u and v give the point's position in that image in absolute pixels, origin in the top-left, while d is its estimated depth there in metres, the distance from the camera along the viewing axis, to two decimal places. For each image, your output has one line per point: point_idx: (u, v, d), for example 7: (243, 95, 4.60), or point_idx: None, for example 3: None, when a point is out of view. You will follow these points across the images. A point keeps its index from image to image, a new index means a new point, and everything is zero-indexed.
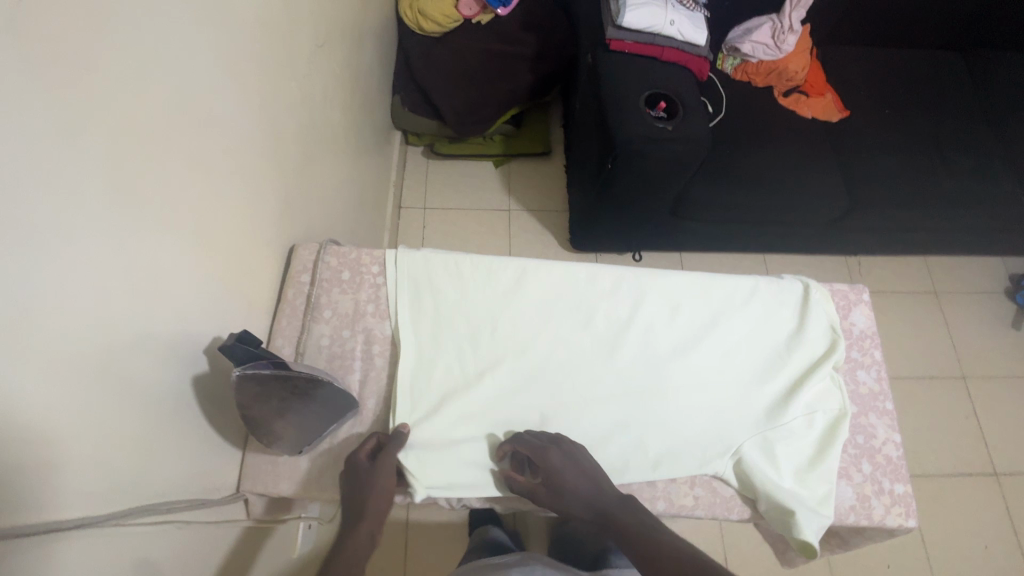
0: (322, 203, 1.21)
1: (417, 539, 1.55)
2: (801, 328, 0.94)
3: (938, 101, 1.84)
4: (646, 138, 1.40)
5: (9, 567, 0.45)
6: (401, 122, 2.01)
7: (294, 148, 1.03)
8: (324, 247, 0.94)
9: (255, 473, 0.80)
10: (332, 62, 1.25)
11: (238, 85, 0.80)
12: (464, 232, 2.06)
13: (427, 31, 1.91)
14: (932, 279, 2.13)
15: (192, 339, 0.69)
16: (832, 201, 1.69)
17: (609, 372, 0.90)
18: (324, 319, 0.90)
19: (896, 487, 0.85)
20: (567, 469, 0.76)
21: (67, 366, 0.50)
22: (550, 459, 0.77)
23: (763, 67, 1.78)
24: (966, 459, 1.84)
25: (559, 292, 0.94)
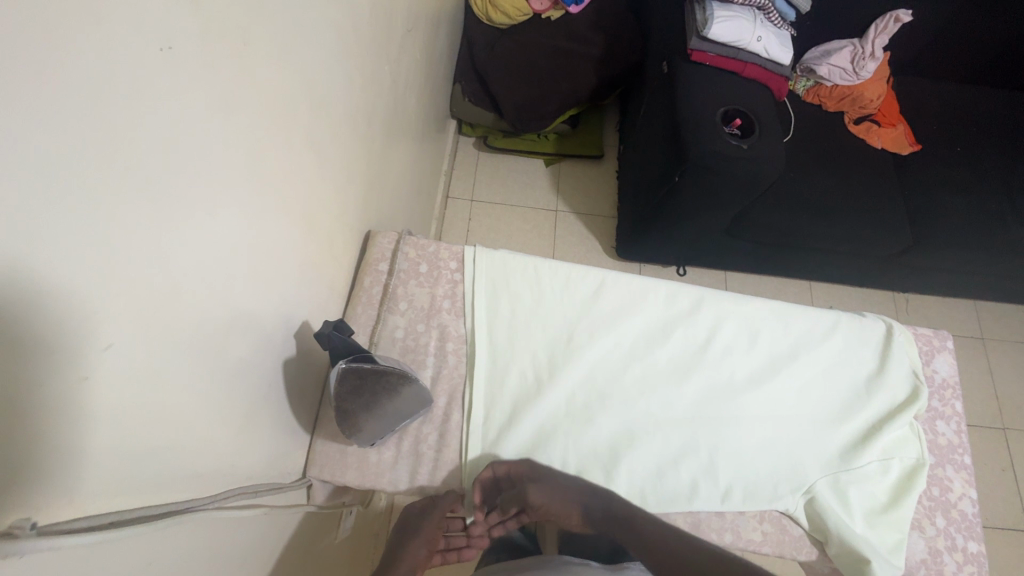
0: (392, 189, 1.19)
1: None
2: (881, 369, 0.91)
3: (1015, 143, 1.77)
4: (720, 154, 1.37)
5: (133, 552, 0.42)
6: (458, 112, 1.99)
7: (378, 133, 1.01)
8: (404, 238, 0.93)
9: (323, 460, 0.79)
10: (415, 47, 1.23)
11: (344, 66, 0.79)
12: (509, 229, 2.04)
13: (494, 22, 1.87)
14: (980, 324, 2.07)
15: (284, 322, 0.69)
16: (896, 236, 1.64)
17: (683, 394, 0.88)
18: (400, 311, 0.89)
19: (970, 544, 0.82)
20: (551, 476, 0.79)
21: (188, 344, 0.49)
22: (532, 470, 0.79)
23: (836, 92, 1.74)
24: (998, 512, 1.80)
25: (637, 306, 0.93)
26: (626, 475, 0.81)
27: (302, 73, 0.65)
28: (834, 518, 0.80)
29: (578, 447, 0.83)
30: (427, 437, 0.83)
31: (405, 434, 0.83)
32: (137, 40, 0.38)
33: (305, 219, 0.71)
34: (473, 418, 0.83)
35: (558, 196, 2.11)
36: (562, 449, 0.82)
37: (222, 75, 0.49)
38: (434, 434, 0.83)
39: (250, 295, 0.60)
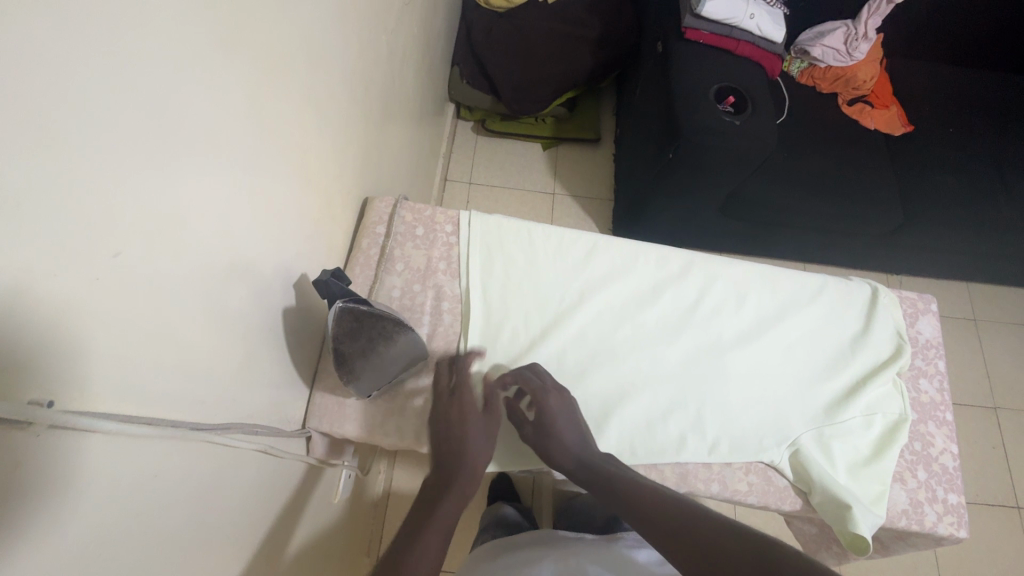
0: (390, 162, 1.22)
1: None
2: (864, 330, 0.93)
3: (1006, 123, 1.80)
4: (713, 129, 1.39)
5: (140, 457, 0.45)
6: (456, 95, 2.01)
7: (376, 102, 1.03)
8: (400, 202, 0.95)
9: (322, 411, 0.82)
10: (412, 22, 1.26)
11: (342, 26, 0.81)
12: (507, 211, 2.06)
13: (493, 6, 1.90)
14: (972, 307, 2.10)
15: (284, 271, 0.71)
16: (888, 214, 1.66)
17: (672, 352, 0.90)
18: (396, 271, 0.91)
19: (950, 496, 0.85)
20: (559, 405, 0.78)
21: (194, 271, 0.51)
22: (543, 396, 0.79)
23: (830, 74, 1.76)
24: (989, 490, 1.83)
25: (628, 269, 0.95)
26: (617, 431, 0.84)
27: (301, 25, 0.67)
28: (824, 473, 0.82)
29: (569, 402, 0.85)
30: (423, 390, 0.85)
31: (402, 388, 0.85)
32: None
33: (304, 172, 0.74)
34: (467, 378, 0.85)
35: (556, 179, 2.13)
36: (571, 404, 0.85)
37: (225, 15, 0.51)
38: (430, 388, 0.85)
39: (251, 238, 0.62)
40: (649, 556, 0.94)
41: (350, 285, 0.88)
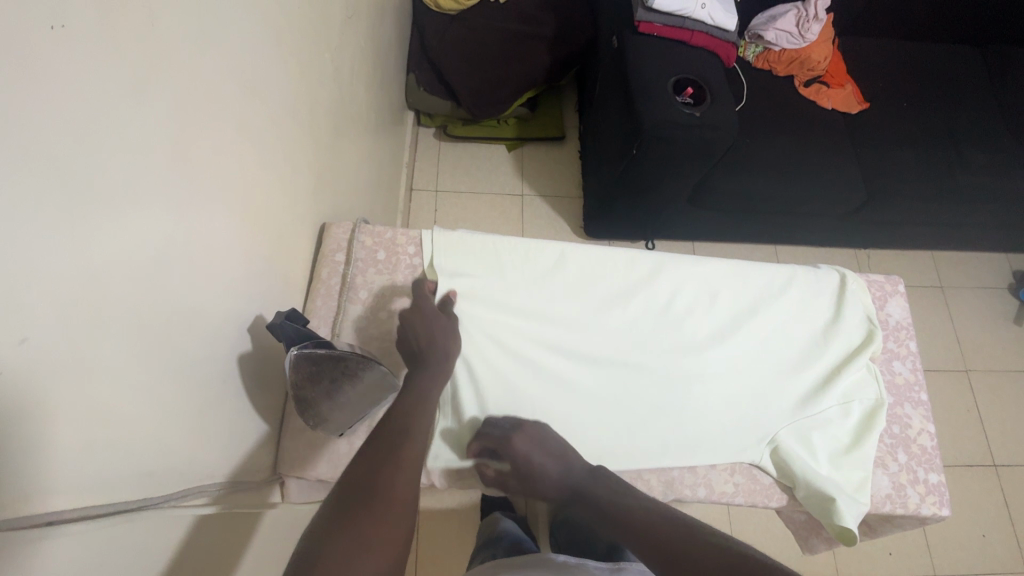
0: (348, 181, 1.17)
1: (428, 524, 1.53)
2: (835, 317, 0.94)
3: (956, 93, 1.83)
4: (674, 123, 1.38)
5: (75, 549, 0.42)
6: (415, 102, 1.97)
7: (324, 122, 0.99)
8: (359, 226, 0.92)
9: (292, 454, 0.79)
10: (357, 34, 1.21)
11: (275, 50, 0.76)
12: (476, 217, 2.04)
13: (444, 8, 1.86)
14: (939, 273, 2.15)
15: (236, 317, 0.67)
16: (852, 192, 1.69)
17: (647, 355, 0.89)
18: (360, 300, 0.88)
19: (930, 476, 0.86)
20: (533, 439, 0.75)
21: (129, 337, 0.48)
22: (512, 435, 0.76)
23: (785, 56, 1.76)
24: (965, 451, 1.90)
25: (597, 275, 0.94)
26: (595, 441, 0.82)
27: (226, 55, 0.63)
28: (809, 470, 0.82)
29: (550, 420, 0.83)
30: None
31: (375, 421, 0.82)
32: (28, 17, 0.36)
33: (249, 209, 0.70)
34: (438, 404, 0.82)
35: (523, 180, 2.11)
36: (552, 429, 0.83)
37: (137, 60, 0.47)
38: None
39: (193, 289, 0.58)
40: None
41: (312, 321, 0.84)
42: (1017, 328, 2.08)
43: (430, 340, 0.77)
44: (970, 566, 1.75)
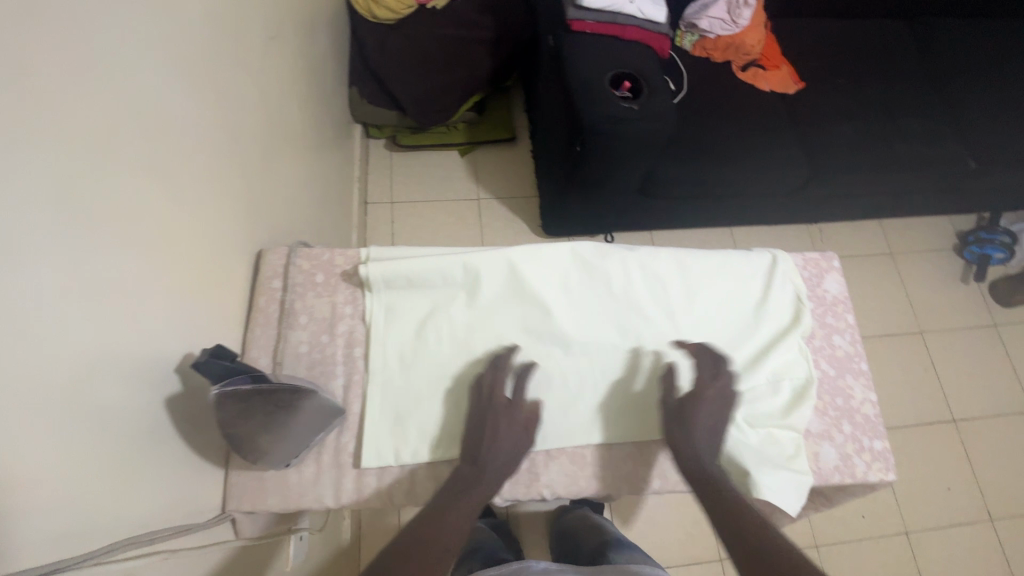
0: (287, 203, 1.15)
1: None
2: (768, 295, 0.96)
3: (887, 66, 1.89)
4: (613, 118, 1.40)
5: None
6: (361, 116, 1.94)
7: (252, 148, 0.97)
8: (294, 251, 0.90)
9: (242, 491, 0.77)
10: (283, 54, 1.18)
11: (183, 80, 0.74)
12: (435, 225, 2.03)
13: (381, 19, 1.85)
14: (888, 241, 2.22)
15: (163, 359, 0.65)
16: (796, 171, 1.73)
17: (584, 347, 0.90)
18: (300, 325, 0.86)
19: (875, 443, 0.89)
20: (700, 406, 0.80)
21: (34, 395, 0.46)
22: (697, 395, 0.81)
23: (721, 42, 1.79)
24: (925, 410, 1.98)
25: (534, 272, 0.92)
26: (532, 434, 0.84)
27: (123, 91, 0.60)
28: (749, 453, 0.84)
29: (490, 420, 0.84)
30: (347, 445, 0.81)
31: (323, 449, 0.80)
32: None
33: (168, 247, 0.67)
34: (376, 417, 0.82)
35: (479, 184, 2.10)
36: None
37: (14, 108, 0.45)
38: (353, 442, 0.81)
39: (110, 336, 0.56)
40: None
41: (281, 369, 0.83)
42: (965, 286, 2.17)
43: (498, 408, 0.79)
44: (936, 519, 1.84)
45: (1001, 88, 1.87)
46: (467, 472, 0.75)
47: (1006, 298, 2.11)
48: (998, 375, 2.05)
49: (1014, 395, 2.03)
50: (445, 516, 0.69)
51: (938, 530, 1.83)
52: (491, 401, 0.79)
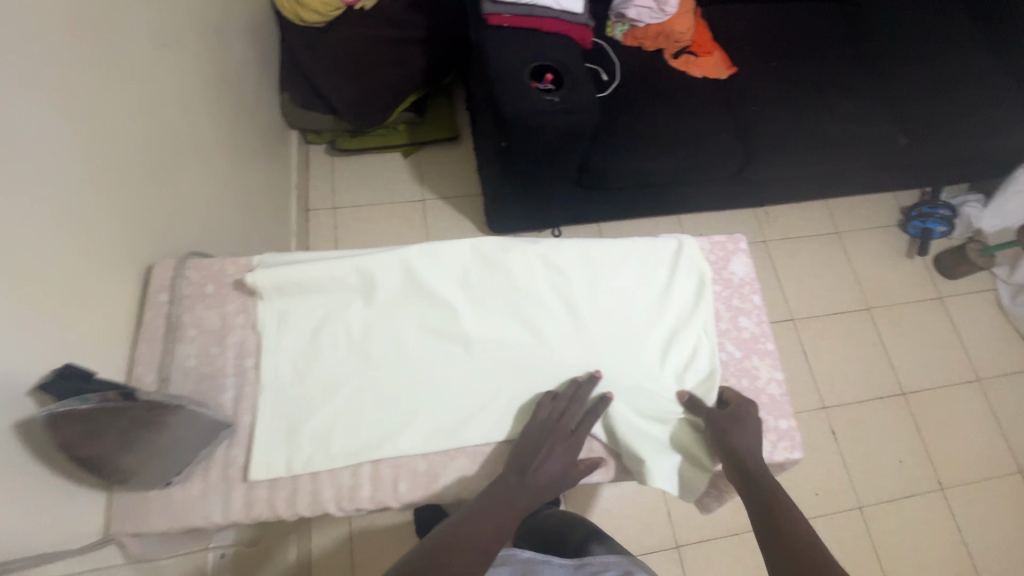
0: (194, 214, 1.12)
1: (363, 548, 1.52)
2: (672, 284, 0.96)
3: (817, 48, 1.90)
4: (534, 112, 1.39)
5: None
6: (295, 122, 1.91)
7: (138, 159, 0.94)
8: (182, 262, 0.88)
9: (124, 513, 0.75)
10: (184, 62, 1.14)
11: (31, 92, 0.71)
12: (379, 229, 2.00)
13: (308, 22, 1.81)
14: (834, 221, 2.24)
15: (10, 382, 0.63)
16: (731, 156, 1.73)
17: (489, 344, 0.90)
18: (188, 338, 0.84)
19: (780, 423, 0.89)
20: (752, 423, 0.84)
21: None
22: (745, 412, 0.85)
23: (650, 31, 1.79)
24: (876, 385, 2.00)
25: (436, 272, 0.91)
26: (436, 433, 0.84)
27: None
28: (648, 444, 0.86)
29: (393, 423, 0.83)
30: (236, 458, 0.79)
31: (212, 463, 0.78)
32: None
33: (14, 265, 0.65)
34: (267, 427, 0.81)
35: (423, 185, 2.08)
36: (396, 430, 0.83)
37: None
38: (243, 455, 0.79)
39: None
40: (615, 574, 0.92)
41: (214, 390, 0.82)
42: (910, 261, 2.20)
43: (563, 426, 0.83)
44: (889, 492, 1.86)
45: (930, 65, 1.89)
46: (511, 482, 0.78)
47: (950, 270, 2.14)
48: (946, 346, 2.08)
49: (961, 365, 2.06)
50: (485, 525, 0.71)
51: (892, 502, 1.85)
52: (554, 424, 0.82)
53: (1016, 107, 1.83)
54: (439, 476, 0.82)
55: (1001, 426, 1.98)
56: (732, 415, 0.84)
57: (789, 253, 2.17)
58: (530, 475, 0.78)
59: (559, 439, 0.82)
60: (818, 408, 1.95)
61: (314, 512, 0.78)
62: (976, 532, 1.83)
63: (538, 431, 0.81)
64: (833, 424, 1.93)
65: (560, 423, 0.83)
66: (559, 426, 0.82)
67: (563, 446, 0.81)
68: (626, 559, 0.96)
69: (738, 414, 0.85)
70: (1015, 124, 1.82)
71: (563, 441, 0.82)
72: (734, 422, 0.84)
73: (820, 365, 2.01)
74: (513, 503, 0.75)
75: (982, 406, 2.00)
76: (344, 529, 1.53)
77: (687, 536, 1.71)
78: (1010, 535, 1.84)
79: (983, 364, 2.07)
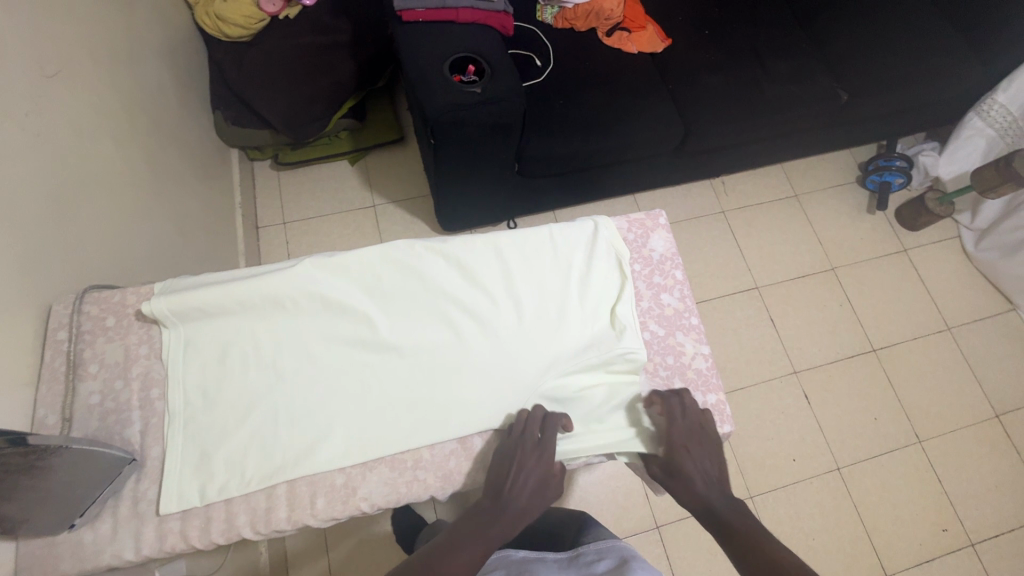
0: (109, 245, 1.10)
1: None
2: (590, 268, 0.95)
3: (751, 12, 1.88)
4: (458, 105, 1.36)
5: None
6: (230, 140, 1.86)
7: (37, 195, 0.91)
8: (81, 296, 0.86)
9: (30, 561, 0.72)
10: (82, 91, 1.11)
11: None
12: (331, 239, 1.98)
13: (233, 37, 1.78)
14: (792, 184, 2.22)
15: None
16: (673, 130, 1.71)
17: (407, 346, 0.88)
18: (91, 375, 0.83)
19: (709, 398, 0.92)
20: (712, 435, 0.84)
21: None
22: (706, 424, 0.85)
23: (580, 11, 1.74)
24: (847, 343, 1.99)
25: (344, 280, 0.89)
26: (355, 446, 0.82)
27: None
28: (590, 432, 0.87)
29: (310, 440, 0.81)
30: (146, 492, 0.77)
31: (121, 499, 0.77)
32: None
33: None
34: (175, 459, 0.78)
35: (373, 191, 2.05)
36: (314, 446, 0.81)
37: None
38: (154, 487, 0.78)
39: None
40: (610, 563, 0.85)
41: (115, 421, 0.81)
42: (871, 217, 2.18)
43: (533, 440, 0.81)
44: (867, 450, 1.85)
45: (866, 17, 1.87)
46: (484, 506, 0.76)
47: (911, 221, 2.12)
48: (913, 299, 2.07)
49: (930, 316, 2.05)
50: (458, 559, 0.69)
51: (870, 461, 1.84)
52: (522, 437, 0.81)
53: (953, 51, 1.82)
54: (360, 489, 0.80)
55: (974, 374, 1.97)
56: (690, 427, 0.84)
57: (748, 221, 2.14)
58: (500, 498, 0.77)
59: (533, 453, 0.80)
60: (789, 373, 1.94)
61: (229, 539, 0.77)
62: (956, 481, 1.83)
63: (508, 448, 0.81)
64: (806, 388, 1.92)
65: (532, 437, 0.81)
66: (527, 440, 0.81)
67: (537, 459, 0.80)
68: (623, 542, 0.90)
69: (693, 429, 0.84)
70: (958, 67, 1.80)
71: (535, 454, 0.80)
72: (691, 439, 0.83)
73: (788, 330, 2.00)
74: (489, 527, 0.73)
75: (955, 355, 2.00)
76: (323, 566, 1.51)
77: (667, 516, 1.70)
78: (990, 480, 1.83)
79: (952, 313, 2.05)
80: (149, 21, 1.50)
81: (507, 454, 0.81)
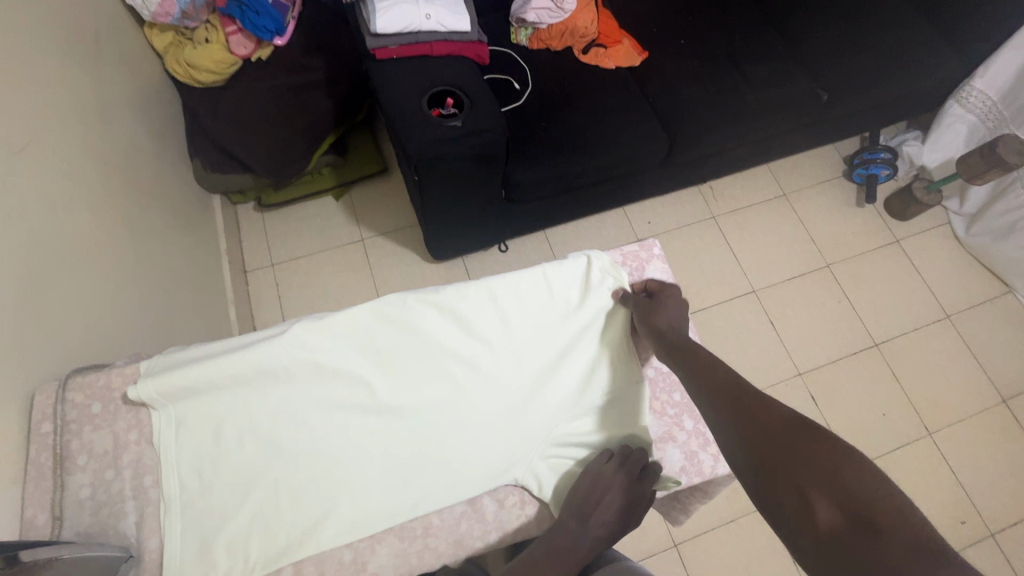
0: (90, 317, 1.06)
1: None
2: (585, 306, 0.94)
3: (725, 18, 1.87)
4: (439, 140, 1.34)
5: None
6: (211, 186, 1.82)
7: (11, 281, 0.88)
8: (65, 384, 0.83)
9: None
10: (52, 162, 1.08)
11: None
12: (321, 277, 1.95)
13: (206, 83, 1.75)
14: (779, 183, 2.21)
15: None
16: (657, 143, 1.70)
17: (407, 405, 0.85)
18: (79, 468, 0.79)
19: None
20: (677, 299, 0.93)
21: None
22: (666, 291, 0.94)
23: (554, 31, 1.73)
24: (849, 340, 1.98)
25: (336, 341, 0.87)
26: (361, 518, 0.79)
27: None
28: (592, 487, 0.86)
29: (314, 517, 0.78)
30: None
31: None
32: None
33: None
34: (173, 553, 0.75)
35: (360, 225, 2.02)
36: (317, 523, 0.78)
37: None
38: None
39: None
40: None
41: (108, 513, 0.77)
42: (861, 211, 2.18)
43: (623, 468, 0.82)
44: (879, 447, 1.84)
45: (838, 14, 1.88)
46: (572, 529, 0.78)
47: (901, 212, 2.13)
48: (910, 289, 2.06)
49: (929, 305, 2.04)
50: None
51: (883, 458, 1.83)
52: (614, 468, 0.82)
53: (928, 43, 1.82)
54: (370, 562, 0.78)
55: (977, 360, 1.97)
56: (654, 299, 0.92)
57: (740, 224, 2.14)
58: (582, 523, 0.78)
59: (622, 482, 0.81)
60: (794, 376, 1.92)
61: None
62: (970, 471, 1.81)
63: (597, 476, 0.82)
64: (812, 389, 1.91)
65: (620, 466, 0.82)
66: (616, 467, 0.82)
67: (625, 489, 0.80)
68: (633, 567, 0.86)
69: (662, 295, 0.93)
70: (933, 58, 1.81)
71: (627, 483, 0.81)
72: (659, 301, 0.91)
73: (790, 332, 1.98)
74: (575, 552, 0.77)
75: (957, 343, 1.99)
76: None
77: (684, 533, 1.67)
78: (1004, 467, 1.83)
79: (950, 300, 2.05)
80: (119, 78, 1.48)
81: (595, 480, 0.81)
